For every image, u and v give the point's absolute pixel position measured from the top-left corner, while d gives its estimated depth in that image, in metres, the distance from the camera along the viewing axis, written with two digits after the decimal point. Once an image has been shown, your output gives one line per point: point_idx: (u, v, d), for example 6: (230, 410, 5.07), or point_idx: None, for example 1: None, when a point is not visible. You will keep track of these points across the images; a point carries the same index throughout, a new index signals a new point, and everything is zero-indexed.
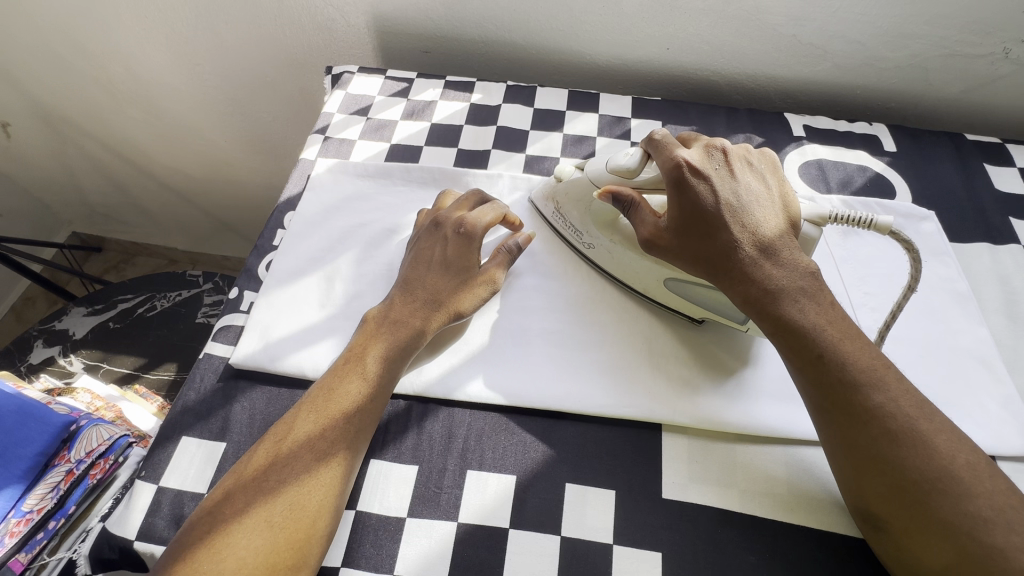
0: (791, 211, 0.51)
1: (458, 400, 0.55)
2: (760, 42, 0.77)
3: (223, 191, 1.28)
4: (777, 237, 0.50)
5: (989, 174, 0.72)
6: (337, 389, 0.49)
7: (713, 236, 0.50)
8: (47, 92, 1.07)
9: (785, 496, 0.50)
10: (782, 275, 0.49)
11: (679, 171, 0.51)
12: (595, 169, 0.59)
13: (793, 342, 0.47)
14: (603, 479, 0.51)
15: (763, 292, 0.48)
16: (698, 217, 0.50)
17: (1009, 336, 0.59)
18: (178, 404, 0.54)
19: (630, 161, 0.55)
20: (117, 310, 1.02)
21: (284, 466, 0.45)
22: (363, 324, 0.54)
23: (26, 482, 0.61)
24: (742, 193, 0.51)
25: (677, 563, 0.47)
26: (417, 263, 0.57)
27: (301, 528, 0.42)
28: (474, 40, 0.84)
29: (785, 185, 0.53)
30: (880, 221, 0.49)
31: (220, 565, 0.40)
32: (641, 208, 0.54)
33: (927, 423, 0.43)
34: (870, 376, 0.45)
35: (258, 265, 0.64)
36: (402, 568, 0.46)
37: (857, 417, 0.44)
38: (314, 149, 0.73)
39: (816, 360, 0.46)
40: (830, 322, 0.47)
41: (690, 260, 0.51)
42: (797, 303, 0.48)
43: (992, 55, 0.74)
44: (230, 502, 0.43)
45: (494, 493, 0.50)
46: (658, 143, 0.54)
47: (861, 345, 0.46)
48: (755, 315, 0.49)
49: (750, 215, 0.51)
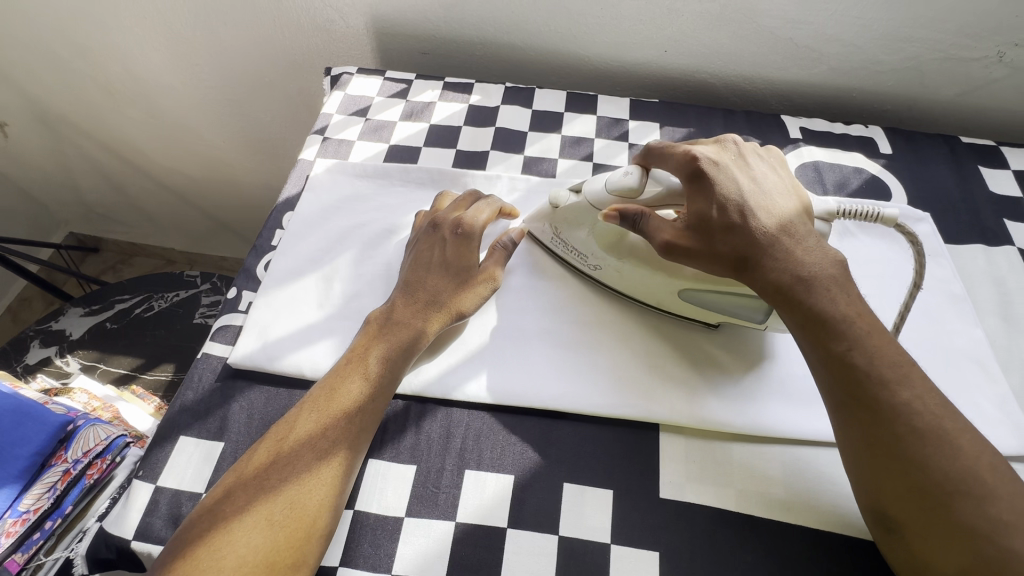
0: (801, 198, 0.52)
1: (456, 400, 0.55)
2: (757, 45, 0.77)
3: (222, 191, 1.28)
4: (797, 219, 0.51)
5: (983, 176, 0.73)
6: (339, 388, 0.49)
7: (742, 229, 0.49)
8: (46, 92, 1.07)
9: (782, 496, 0.51)
10: (810, 261, 0.49)
11: (697, 164, 0.51)
12: (591, 189, 0.57)
13: (821, 334, 0.47)
14: (601, 479, 0.51)
15: (795, 279, 0.48)
16: (727, 207, 0.50)
17: (1004, 338, 0.59)
18: (176, 404, 0.54)
19: (633, 179, 0.53)
20: (114, 310, 1.02)
21: (288, 463, 0.45)
22: (364, 327, 0.54)
23: (23, 481, 0.59)
24: (757, 180, 0.52)
25: (675, 561, 0.47)
26: (421, 260, 0.58)
27: (302, 526, 0.42)
28: (472, 42, 0.84)
29: (791, 179, 0.54)
30: (885, 215, 0.51)
31: (220, 563, 0.40)
32: (652, 218, 0.52)
33: (951, 423, 0.43)
34: (897, 373, 0.44)
35: (256, 266, 0.64)
36: (400, 568, 0.46)
37: (881, 415, 0.43)
38: (313, 149, 0.73)
39: (843, 354, 0.45)
40: (859, 314, 0.47)
41: (720, 254, 0.50)
42: (829, 294, 0.47)
43: (986, 59, 0.74)
44: (229, 501, 0.43)
45: (492, 492, 0.50)
46: (658, 152, 0.55)
47: (887, 344, 0.46)
48: (784, 308, 0.48)
49: (774, 203, 0.51)
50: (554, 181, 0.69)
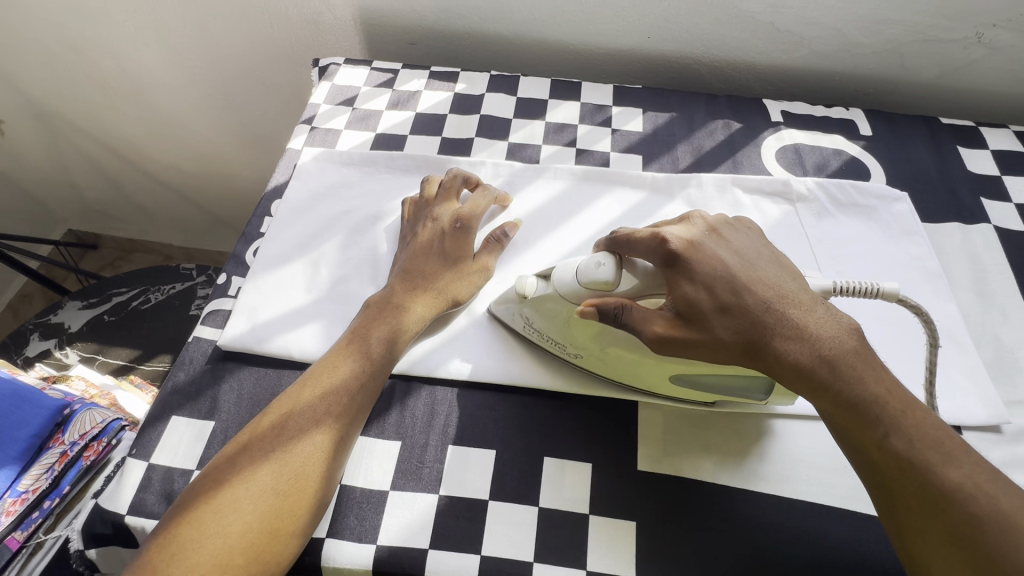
0: (795, 271, 0.47)
1: (439, 378, 0.56)
2: (739, 30, 0.78)
3: (217, 185, 1.29)
4: (801, 293, 0.45)
5: (962, 155, 0.74)
6: (341, 364, 0.51)
7: (740, 310, 0.43)
8: (41, 89, 1.08)
9: (755, 467, 0.52)
10: (824, 335, 0.42)
11: (668, 246, 0.45)
12: (561, 278, 0.51)
13: (853, 419, 0.41)
14: (581, 452, 0.52)
15: (817, 361, 0.42)
16: (717, 288, 0.44)
17: (978, 313, 0.61)
18: (167, 385, 0.56)
19: (607, 271, 0.47)
20: (111, 303, 1.03)
21: (294, 431, 0.46)
22: (364, 307, 0.56)
23: (21, 463, 0.61)
24: (741, 253, 0.47)
25: (650, 530, 0.49)
26: (420, 249, 0.60)
27: (303, 496, 0.44)
28: (458, 31, 0.85)
29: (779, 252, 0.48)
30: (886, 289, 0.47)
31: (225, 523, 0.42)
32: (635, 309, 0.45)
33: (1010, 500, 0.37)
34: (939, 452, 0.39)
35: (246, 252, 0.65)
36: (385, 538, 0.48)
37: (929, 504, 0.38)
38: (302, 139, 0.75)
39: (881, 441, 0.40)
40: (889, 390, 0.41)
41: (724, 341, 0.43)
42: (856, 373, 0.41)
43: (965, 40, 0.75)
44: (235, 468, 0.45)
45: (474, 468, 0.51)
46: (624, 242, 0.48)
47: (923, 416, 0.40)
48: (809, 394, 0.43)
49: (766, 274, 0.46)
50: (537, 165, 0.70)
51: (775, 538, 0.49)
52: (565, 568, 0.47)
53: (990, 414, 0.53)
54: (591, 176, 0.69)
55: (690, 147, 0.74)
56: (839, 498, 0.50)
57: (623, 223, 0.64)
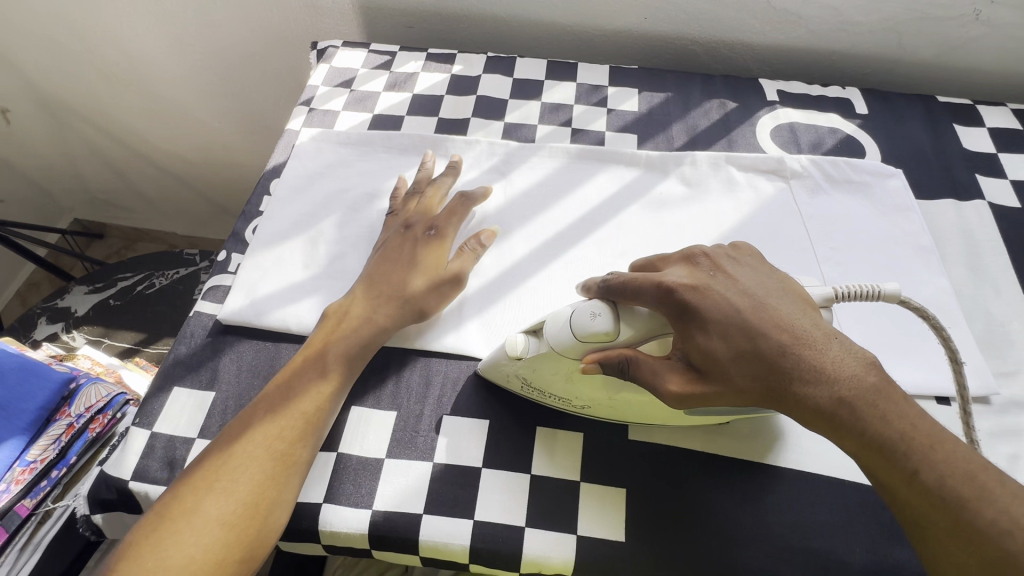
0: (805, 301, 0.42)
1: (434, 351, 0.57)
2: (736, 9, 0.78)
3: (219, 173, 1.31)
4: (812, 327, 0.40)
5: (958, 133, 0.74)
6: (295, 389, 0.51)
7: (756, 355, 0.39)
8: (45, 76, 1.09)
9: (747, 437, 0.53)
10: (842, 374, 0.38)
11: (674, 295, 0.42)
12: (553, 330, 0.46)
13: (878, 459, 0.37)
14: (572, 422, 0.54)
15: (834, 402, 0.37)
16: (730, 334, 0.40)
17: (970, 287, 0.61)
18: (169, 357, 0.57)
19: (604, 322, 0.44)
20: (116, 288, 1.05)
21: (244, 460, 0.46)
22: (325, 319, 0.56)
23: (29, 434, 0.62)
24: (749, 291, 0.42)
25: (639, 496, 0.50)
26: (389, 257, 0.59)
27: (251, 527, 0.44)
28: (455, 13, 0.85)
29: (787, 278, 0.44)
30: (886, 290, 0.44)
31: (169, 558, 0.42)
32: (641, 362, 0.42)
33: None
34: (972, 486, 0.35)
35: (246, 230, 0.67)
36: (380, 504, 0.49)
37: (963, 539, 0.35)
38: (300, 120, 0.75)
39: (911, 479, 0.36)
40: (914, 424, 0.37)
41: (742, 389, 0.40)
42: (878, 412, 0.37)
43: (963, 17, 0.75)
44: (181, 500, 0.44)
45: (468, 439, 0.52)
46: (622, 288, 0.44)
47: (952, 450, 0.37)
48: (831, 434, 0.38)
49: (776, 310, 0.41)
50: (532, 144, 0.71)
51: (763, 502, 0.50)
52: (556, 532, 0.48)
53: (979, 384, 0.54)
54: (586, 155, 0.70)
55: (685, 127, 0.74)
56: (830, 468, 0.51)
57: (608, 211, 0.65)
